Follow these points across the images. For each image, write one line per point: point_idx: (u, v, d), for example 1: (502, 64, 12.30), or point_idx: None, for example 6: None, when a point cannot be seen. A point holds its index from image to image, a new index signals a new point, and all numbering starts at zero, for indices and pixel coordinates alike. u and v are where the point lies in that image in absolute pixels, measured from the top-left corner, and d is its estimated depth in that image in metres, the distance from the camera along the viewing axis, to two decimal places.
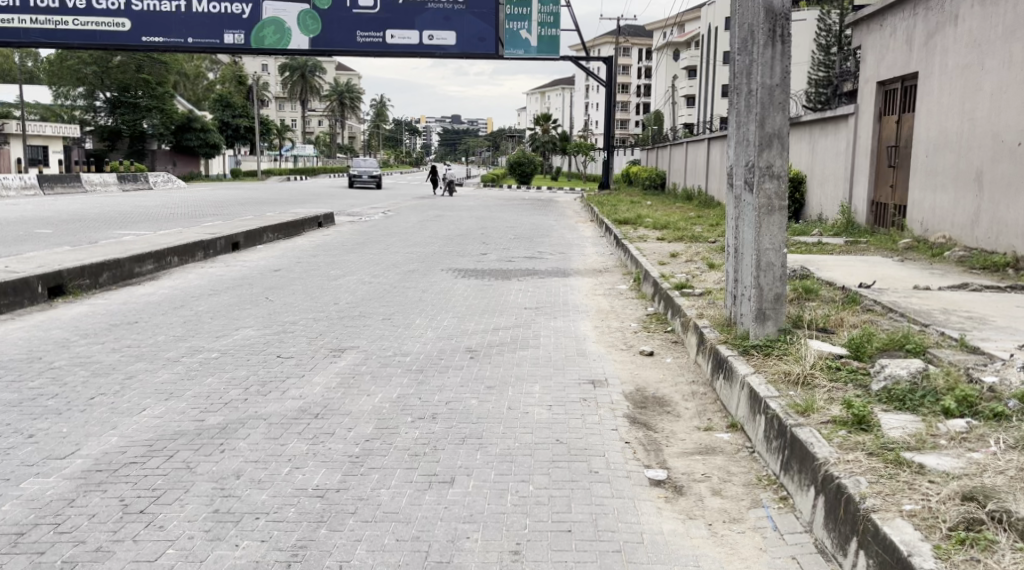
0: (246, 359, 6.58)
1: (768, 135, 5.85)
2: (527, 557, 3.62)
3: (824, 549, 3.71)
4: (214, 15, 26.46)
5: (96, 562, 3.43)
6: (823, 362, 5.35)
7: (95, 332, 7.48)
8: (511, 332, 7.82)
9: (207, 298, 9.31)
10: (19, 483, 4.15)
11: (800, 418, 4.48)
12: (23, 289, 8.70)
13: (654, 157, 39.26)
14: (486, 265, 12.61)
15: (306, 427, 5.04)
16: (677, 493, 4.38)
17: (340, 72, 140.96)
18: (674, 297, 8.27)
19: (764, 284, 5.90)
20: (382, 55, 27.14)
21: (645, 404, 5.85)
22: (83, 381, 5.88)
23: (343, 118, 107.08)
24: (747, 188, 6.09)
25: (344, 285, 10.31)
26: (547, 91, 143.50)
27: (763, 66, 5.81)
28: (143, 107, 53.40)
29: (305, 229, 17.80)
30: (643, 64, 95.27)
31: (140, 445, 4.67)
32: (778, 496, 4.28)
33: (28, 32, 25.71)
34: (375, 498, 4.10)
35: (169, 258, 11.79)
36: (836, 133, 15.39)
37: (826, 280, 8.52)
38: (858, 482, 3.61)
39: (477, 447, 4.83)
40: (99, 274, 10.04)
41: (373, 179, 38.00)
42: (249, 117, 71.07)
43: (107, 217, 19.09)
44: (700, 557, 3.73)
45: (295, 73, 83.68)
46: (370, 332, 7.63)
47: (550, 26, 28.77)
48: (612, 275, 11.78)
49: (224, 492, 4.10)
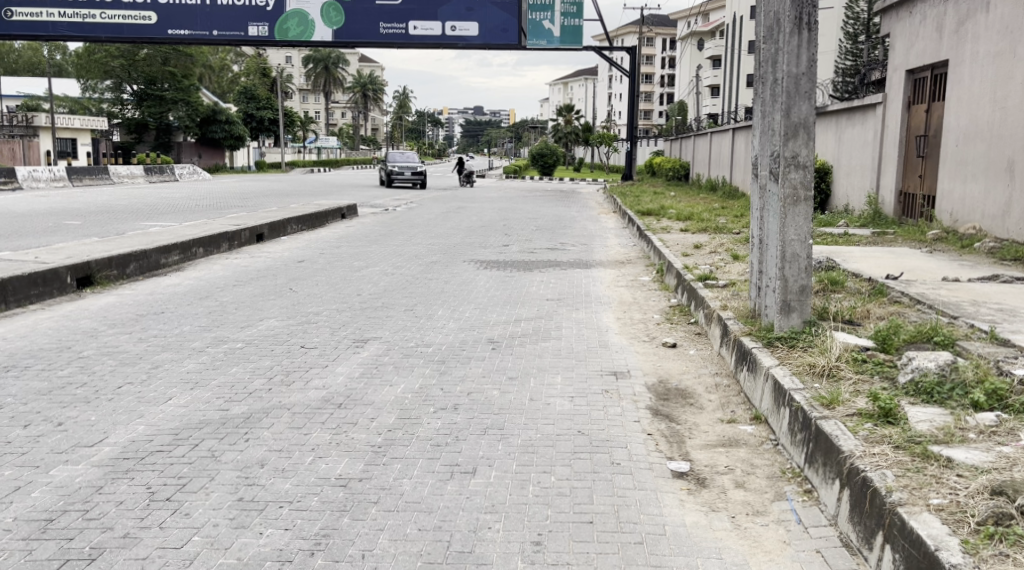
0: (270, 349, 6.64)
1: (794, 124, 5.76)
2: (549, 547, 3.63)
3: (850, 543, 3.68)
4: (239, 8, 26.60)
5: (124, 549, 3.48)
6: (849, 354, 5.29)
7: (123, 322, 7.57)
8: (533, 324, 7.81)
9: (232, 289, 9.40)
10: (50, 470, 4.22)
11: (825, 411, 4.44)
12: (53, 279, 8.84)
13: (677, 148, 39.10)
14: (509, 256, 12.62)
15: (330, 417, 5.08)
16: (700, 485, 4.36)
17: (362, 63, 141.19)
18: (698, 288, 8.21)
19: (789, 275, 5.83)
20: (405, 46, 27.13)
21: (667, 396, 5.82)
22: (111, 370, 5.97)
23: (367, 110, 107.14)
24: (773, 178, 6.03)
25: (367, 276, 10.37)
26: (571, 82, 142.71)
27: (789, 54, 5.74)
28: (169, 100, 53.83)
29: (328, 220, 17.91)
30: (666, 54, 94.43)
31: (167, 433, 4.73)
32: (803, 489, 4.25)
33: (56, 26, 26.18)
34: (397, 487, 4.13)
35: (195, 249, 11.90)
36: (864, 122, 15.20)
37: (852, 271, 8.43)
38: (884, 475, 3.58)
39: (499, 438, 4.83)
40: (127, 265, 10.15)
41: (416, 177, 33.63)
42: (274, 109, 71.21)
43: (134, 209, 19.28)
44: (723, 549, 3.72)
45: (319, 65, 84.12)
46: (393, 323, 7.67)
47: (573, 15, 28.43)
48: (635, 266, 11.76)
49: (248, 481, 4.14)
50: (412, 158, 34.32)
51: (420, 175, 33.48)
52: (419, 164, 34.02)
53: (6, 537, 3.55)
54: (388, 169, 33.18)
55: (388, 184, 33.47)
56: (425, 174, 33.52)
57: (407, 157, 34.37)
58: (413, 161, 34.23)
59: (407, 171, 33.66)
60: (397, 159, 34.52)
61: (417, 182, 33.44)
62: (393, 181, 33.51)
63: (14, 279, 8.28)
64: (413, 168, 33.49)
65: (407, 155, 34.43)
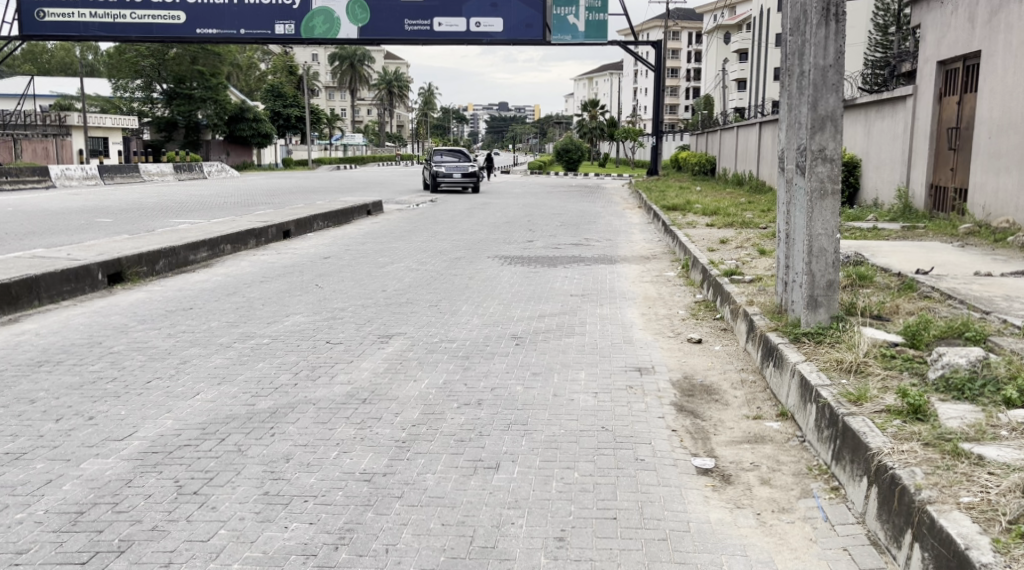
0: (296, 344, 6.71)
1: (821, 118, 5.70)
2: (572, 543, 3.63)
3: (877, 541, 3.66)
4: (266, 7, 26.85)
5: (152, 541, 3.54)
6: (877, 350, 5.26)
7: (152, 318, 7.69)
8: (557, 319, 7.81)
9: (259, 285, 9.49)
10: (80, 463, 4.30)
11: (852, 407, 4.39)
12: (85, 276, 8.99)
13: (703, 142, 38.90)
14: (533, 251, 12.64)
15: (354, 412, 5.12)
16: (725, 482, 4.34)
17: (388, 60, 141.54)
18: (723, 283, 8.18)
19: (816, 270, 5.77)
20: (429, 42, 27.24)
21: (691, 392, 5.79)
22: (140, 365, 6.06)
23: (393, 107, 107.55)
24: (800, 172, 5.98)
25: (392, 272, 10.44)
26: (596, 76, 141.80)
27: (817, 45, 5.66)
28: (197, 98, 54.33)
29: (354, 216, 18.03)
30: (692, 48, 93.85)
31: (194, 428, 4.79)
32: (830, 487, 4.21)
33: (88, 26, 26.60)
34: (421, 483, 4.15)
35: (223, 245, 12.04)
36: (894, 115, 15.00)
37: (881, 266, 8.33)
38: (912, 473, 3.54)
39: (522, 433, 4.85)
40: (156, 261, 10.29)
41: (467, 178, 27.60)
42: (301, 107, 71.73)
43: (164, 206, 19.57)
44: (748, 545, 3.70)
45: (345, 62, 84.70)
46: (418, 319, 7.72)
47: (598, 10, 27.86)
48: (660, 261, 11.71)
49: (274, 475, 4.19)
50: (466, 156, 28.30)
51: (473, 177, 27.42)
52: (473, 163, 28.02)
53: (37, 529, 3.62)
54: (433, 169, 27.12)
55: (435, 188, 27.42)
56: (479, 177, 27.53)
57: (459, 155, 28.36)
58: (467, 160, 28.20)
59: (456, 172, 27.73)
60: (446, 158, 28.47)
61: (469, 185, 27.40)
62: (439, 185, 27.57)
63: (47, 276, 8.43)
64: (463, 168, 27.52)
65: (457, 155, 28.37)
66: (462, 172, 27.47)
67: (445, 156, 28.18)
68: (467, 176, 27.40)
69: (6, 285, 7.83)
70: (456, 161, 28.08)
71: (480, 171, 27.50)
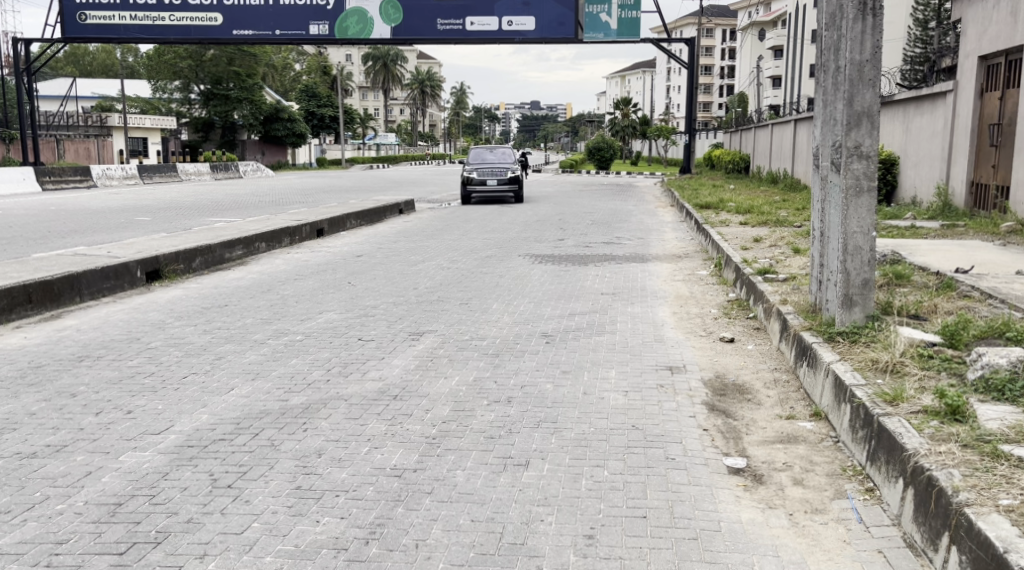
0: (329, 341, 6.77)
1: (857, 113, 5.63)
2: (601, 540, 3.64)
3: (913, 543, 3.61)
4: (301, 8, 27.14)
5: (188, 532, 3.61)
6: (914, 350, 5.18)
7: (189, 314, 7.82)
8: (588, 318, 7.80)
9: (293, 283, 9.60)
10: (118, 456, 4.39)
11: (888, 407, 4.34)
12: (124, 273, 9.16)
13: (738, 140, 38.57)
14: (564, 249, 12.66)
15: (386, 408, 5.17)
16: (757, 482, 4.30)
17: (420, 60, 142.14)
18: (756, 282, 8.09)
19: (851, 269, 5.70)
20: (462, 42, 27.36)
21: (724, 392, 5.74)
22: (177, 360, 6.17)
23: (424, 107, 108.02)
24: (835, 169, 5.91)
25: (424, 270, 10.51)
26: (629, 74, 140.70)
27: (852, 40, 5.57)
28: (234, 98, 55.03)
29: (387, 215, 18.18)
30: (726, 46, 93.12)
31: (229, 423, 4.87)
32: (864, 488, 4.17)
33: (129, 29, 27.09)
34: (451, 479, 4.18)
35: (258, 244, 12.19)
36: (933, 111, 14.75)
37: (920, 265, 8.21)
38: (950, 475, 3.49)
39: (552, 431, 4.86)
40: (193, 259, 10.45)
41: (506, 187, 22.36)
42: (334, 107, 72.34)
43: (201, 205, 19.83)
44: (780, 546, 3.67)
45: (378, 62, 85.28)
46: (448, 316, 7.76)
47: (631, 7, 27.57)
48: (692, 259, 11.68)
49: (307, 470, 4.24)
50: (506, 158, 23.52)
51: (513, 184, 22.62)
52: (515, 167, 23.12)
53: (77, 519, 3.71)
54: (463, 176, 22.45)
55: (467, 199, 22.60)
56: (521, 183, 22.76)
57: (499, 156, 23.55)
58: (508, 162, 23.46)
59: (493, 179, 22.41)
60: (484, 160, 23.53)
61: (509, 194, 22.65)
62: (472, 195, 22.58)
63: (88, 273, 8.62)
64: (501, 174, 22.21)
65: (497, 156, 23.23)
66: (498, 179, 22.41)
67: (481, 156, 23.41)
68: (505, 182, 22.64)
69: (48, 281, 8.02)
70: (493, 163, 23.28)
71: (522, 177, 22.73)
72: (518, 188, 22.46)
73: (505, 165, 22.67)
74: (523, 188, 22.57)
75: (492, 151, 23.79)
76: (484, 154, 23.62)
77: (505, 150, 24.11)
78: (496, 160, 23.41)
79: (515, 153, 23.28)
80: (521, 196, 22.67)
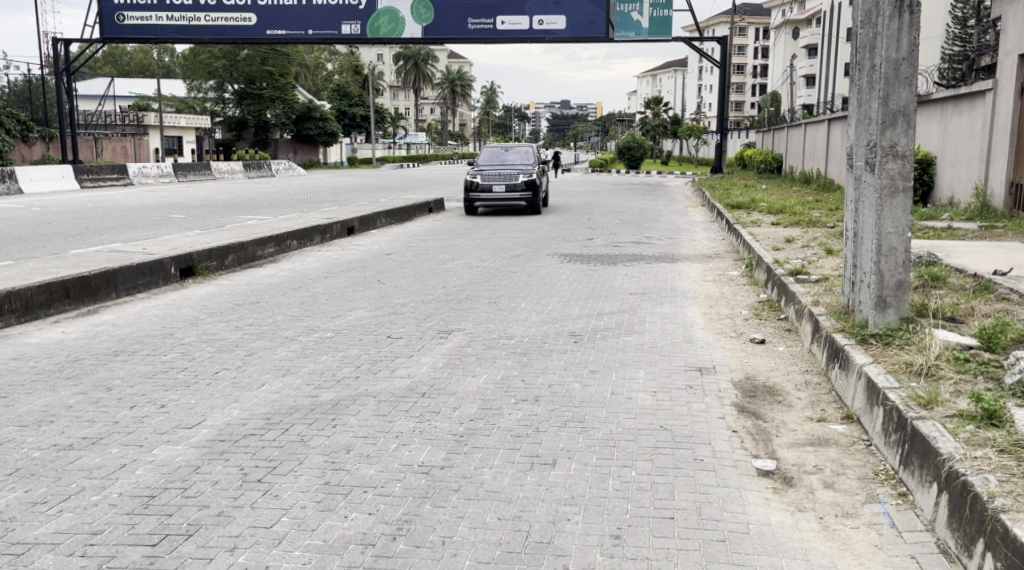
0: (358, 338, 6.82)
1: (893, 112, 5.53)
2: (628, 541, 3.63)
3: (947, 550, 3.56)
4: (333, 8, 27.33)
5: (218, 526, 3.65)
6: (950, 353, 5.10)
7: (221, 311, 7.91)
8: (617, 318, 7.78)
9: (324, 280, 9.70)
10: (152, 449, 4.45)
11: (922, 411, 4.27)
12: (159, 269, 9.29)
13: (770, 140, 38.18)
14: (593, 249, 12.63)
15: (414, 405, 5.19)
16: (786, 484, 4.26)
17: (450, 59, 142.78)
18: (788, 283, 8.02)
19: (885, 270, 5.63)
20: (492, 41, 27.35)
21: (754, 393, 5.71)
22: (209, 356, 6.25)
23: (455, 106, 108.37)
24: (869, 168, 5.83)
25: (453, 269, 10.51)
26: (660, 72, 139.62)
27: (888, 38, 5.50)
28: (267, 98, 55.37)
29: (417, 213, 18.26)
30: (758, 44, 92.20)
31: (259, 418, 4.92)
32: (897, 492, 4.11)
33: (165, 29, 27.46)
34: (478, 476, 4.19)
35: (289, 242, 12.29)
36: (971, 111, 14.52)
37: (956, 267, 8.07)
38: (986, 480, 3.43)
39: (579, 431, 4.84)
40: (226, 256, 10.57)
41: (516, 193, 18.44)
42: (365, 106, 72.84)
43: (234, 202, 20.03)
44: (810, 550, 3.63)
45: (409, 62, 85.77)
46: (476, 315, 7.77)
47: (662, 6, 27.42)
48: (723, 260, 11.61)
49: (335, 465, 4.28)
50: (525, 159, 19.61)
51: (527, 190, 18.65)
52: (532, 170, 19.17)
53: (112, 511, 3.77)
54: (468, 181, 18.79)
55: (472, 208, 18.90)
56: (538, 190, 18.85)
57: (517, 157, 19.65)
58: (527, 164, 19.61)
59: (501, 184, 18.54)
60: (500, 160, 19.69)
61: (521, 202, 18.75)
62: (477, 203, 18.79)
63: (124, 269, 8.75)
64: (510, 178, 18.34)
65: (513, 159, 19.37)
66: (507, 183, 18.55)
67: (496, 158, 19.65)
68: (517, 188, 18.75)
69: (85, 277, 8.17)
70: (509, 165, 19.42)
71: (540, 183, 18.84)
72: (532, 196, 18.57)
73: (517, 168, 18.72)
74: (539, 196, 18.68)
75: (509, 150, 20.02)
76: (500, 154, 19.78)
77: (526, 149, 20.22)
78: (512, 162, 19.53)
79: (536, 152, 19.35)
80: (537, 205, 18.82)
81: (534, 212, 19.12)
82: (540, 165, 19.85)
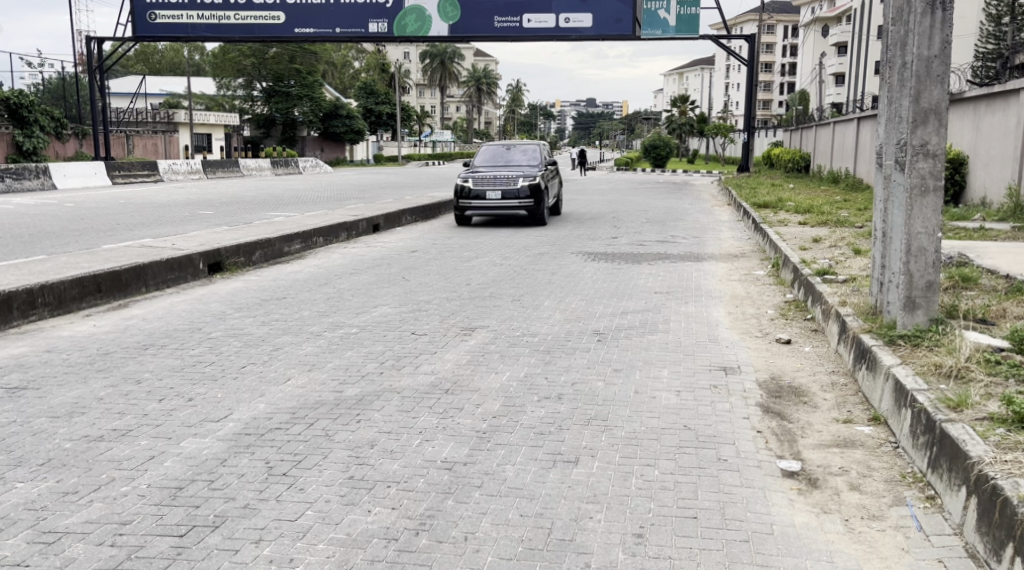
0: (383, 334, 6.86)
1: (924, 110, 5.46)
2: (651, 540, 3.62)
3: (976, 553, 3.52)
4: (361, 6, 27.49)
5: (244, 518, 3.69)
6: (980, 355, 5.03)
7: (248, 306, 7.99)
8: (641, 317, 7.75)
9: (349, 276, 9.75)
10: (180, 441, 4.51)
11: (951, 413, 4.22)
12: (187, 265, 9.39)
13: (798, 139, 37.81)
14: (617, 247, 12.58)
15: (437, 402, 5.21)
16: (812, 486, 4.23)
17: (476, 57, 143.09)
18: (815, 283, 7.95)
19: (914, 270, 5.56)
20: (519, 39, 27.36)
21: (780, 393, 5.67)
22: (236, 350, 6.31)
23: (481, 104, 108.51)
24: (900, 167, 5.76)
25: (477, 267, 10.53)
26: (687, 71, 138.91)
27: (920, 35, 5.42)
28: (294, 96, 55.67)
29: (441, 211, 18.28)
30: (787, 43, 91.38)
31: (285, 412, 4.97)
32: (925, 495, 4.06)
33: (195, 28, 27.76)
34: (501, 473, 4.20)
35: (315, 238, 12.38)
36: (1005, 109, 14.30)
37: (987, 268, 7.94)
38: (1016, 484, 3.38)
39: (602, 429, 4.84)
40: (253, 252, 10.67)
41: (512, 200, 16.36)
42: (392, 104, 73.18)
43: (262, 200, 20.21)
44: (835, 552, 3.60)
45: (435, 60, 86.02)
46: (500, 312, 7.78)
47: (690, 4, 27.24)
48: (749, 259, 11.52)
49: (359, 460, 4.31)
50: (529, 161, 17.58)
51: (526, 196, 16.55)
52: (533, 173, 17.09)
53: (140, 502, 3.82)
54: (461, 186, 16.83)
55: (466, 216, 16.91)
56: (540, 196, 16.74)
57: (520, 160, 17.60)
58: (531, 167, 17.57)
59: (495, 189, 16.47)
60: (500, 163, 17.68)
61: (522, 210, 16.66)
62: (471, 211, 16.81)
63: (153, 265, 8.86)
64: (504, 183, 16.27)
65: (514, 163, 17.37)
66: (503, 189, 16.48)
67: (496, 160, 17.67)
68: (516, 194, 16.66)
69: (116, 272, 8.29)
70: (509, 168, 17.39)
71: (543, 187, 16.81)
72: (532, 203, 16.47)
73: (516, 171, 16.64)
74: (542, 204, 16.62)
75: (513, 152, 18.07)
76: (502, 156, 17.76)
77: (533, 150, 18.26)
78: (514, 165, 17.52)
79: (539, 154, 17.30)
80: (540, 213, 16.71)
81: (536, 220, 17.17)
82: (545, 166, 17.89)
